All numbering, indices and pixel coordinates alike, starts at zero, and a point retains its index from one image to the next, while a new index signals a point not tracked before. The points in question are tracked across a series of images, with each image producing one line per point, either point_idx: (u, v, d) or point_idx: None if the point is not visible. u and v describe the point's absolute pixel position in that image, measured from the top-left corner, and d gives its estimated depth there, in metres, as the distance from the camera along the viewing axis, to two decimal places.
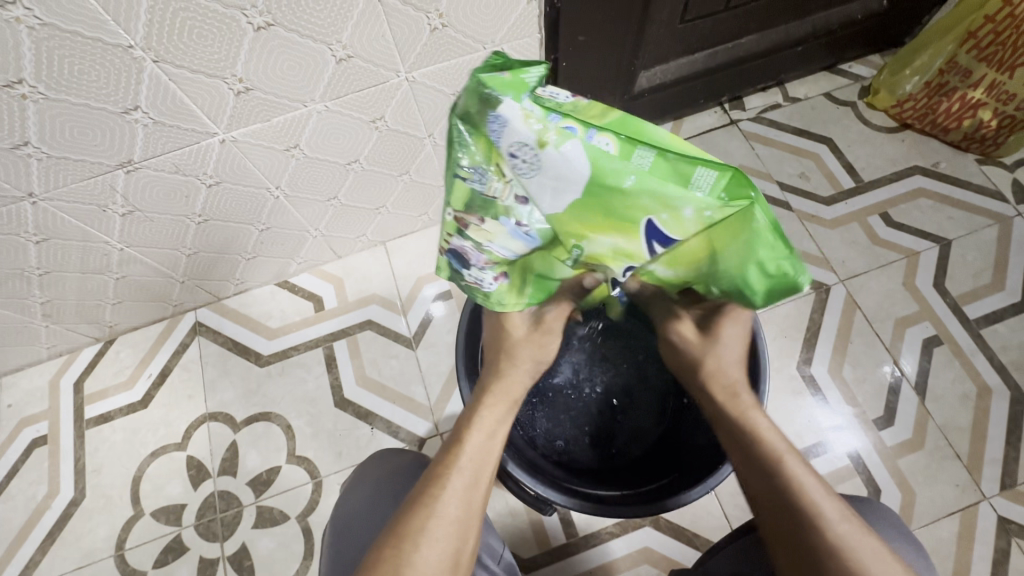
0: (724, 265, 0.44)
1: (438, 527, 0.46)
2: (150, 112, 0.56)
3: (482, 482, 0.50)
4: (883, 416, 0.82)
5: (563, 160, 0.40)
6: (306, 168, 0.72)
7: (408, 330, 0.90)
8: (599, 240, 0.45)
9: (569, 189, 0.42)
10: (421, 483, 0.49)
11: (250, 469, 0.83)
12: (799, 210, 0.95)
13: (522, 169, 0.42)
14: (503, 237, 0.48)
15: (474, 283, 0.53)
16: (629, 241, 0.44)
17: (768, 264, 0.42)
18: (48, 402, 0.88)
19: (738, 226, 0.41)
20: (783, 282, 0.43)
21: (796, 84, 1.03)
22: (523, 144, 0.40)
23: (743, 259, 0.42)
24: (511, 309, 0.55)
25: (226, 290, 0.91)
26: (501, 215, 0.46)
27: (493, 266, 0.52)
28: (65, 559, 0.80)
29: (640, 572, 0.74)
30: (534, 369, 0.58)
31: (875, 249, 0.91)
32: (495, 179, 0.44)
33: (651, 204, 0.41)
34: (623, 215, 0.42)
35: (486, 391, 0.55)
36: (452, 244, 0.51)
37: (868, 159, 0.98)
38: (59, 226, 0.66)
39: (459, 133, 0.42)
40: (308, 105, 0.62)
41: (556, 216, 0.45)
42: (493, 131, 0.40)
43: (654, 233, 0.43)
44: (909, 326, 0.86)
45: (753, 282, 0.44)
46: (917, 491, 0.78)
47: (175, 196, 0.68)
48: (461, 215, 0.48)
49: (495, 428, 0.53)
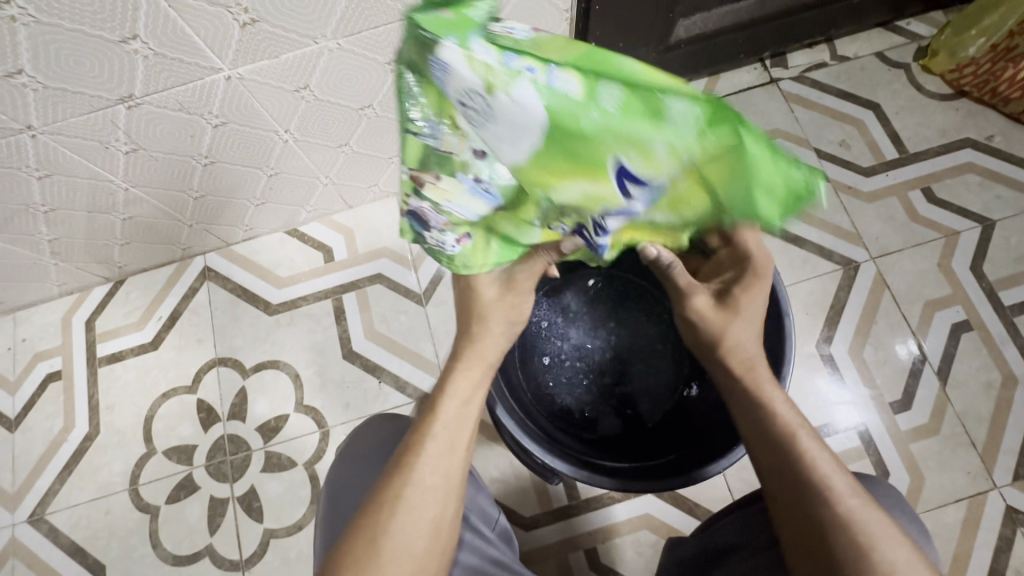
0: (728, 203, 0.36)
1: (418, 493, 0.46)
2: (149, 43, 0.52)
3: (463, 447, 0.49)
4: (901, 400, 0.79)
5: (515, 104, 0.34)
6: (315, 111, 0.68)
7: (419, 287, 0.88)
8: (565, 188, 0.38)
9: (525, 135, 0.35)
10: (397, 452, 0.48)
11: (259, 415, 0.84)
12: (835, 179, 0.89)
13: (476, 119, 0.36)
14: (462, 196, 0.44)
15: (439, 247, 0.49)
16: (598, 187, 0.37)
17: (774, 184, 0.34)
18: (61, 338, 0.89)
19: (728, 160, 0.34)
20: (793, 203, 0.35)
21: (846, 42, 0.95)
22: (472, 91, 0.34)
23: (747, 193, 0.35)
24: (478, 270, 0.51)
25: (235, 235, 0.89)
26: (457, 171, 0.42)
27: (453, 227, 0.47)
28: (82, 490, 0.83)
29: (640, 538, 0.75)
30: (509, 331, 0.56)
31: (912, 226, 0.86)
32: (446, 136, 0.40)
33: (618, 145, 0.34)
34: (586, 160, 0.36)
35: (459, 356, 0.54)
36: (411, 208, 0.47)
37: (916, 129, 0.91)
38: (62, 161, 0.64)
39: (406, 90, 0.39)
40: (320, 42, 0.58)
41: (517, 168, 0.38)
42: (437, 76, 0.35)
43: (624, 172, 0.36)
44: (940, 309, 0.83)
45: (757, 216, 0.36)
46: (927, 476, 0.76)
47: (179, 135, 0.65)
48: (416, 173, 0.43)
49: (471, 393, 0.52)
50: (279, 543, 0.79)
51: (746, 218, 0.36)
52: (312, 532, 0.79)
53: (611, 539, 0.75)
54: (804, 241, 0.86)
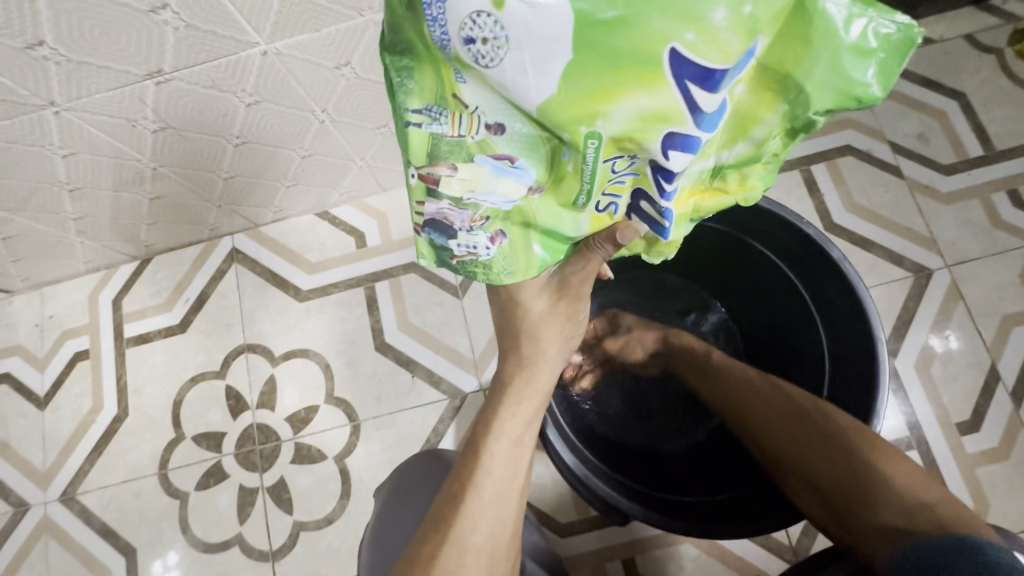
0: (811, 85, 0.28)
1: (459, 558, 0.42)
2: (181, 14, 0.47)
3: (513, 497, 0.46)
4: (969, 421, 0.74)
5: (534, 11, 0.26)
6: (356, 90, 0.62)
7: (455, 278, 0.84)
8: (617, 112, 0.29)
9: (556, 51, 0.27)
10: (441, 503, 0.45)
11: (289, 405, 0.82)
12: (910, 178, 0.82)
13: (488, 55, 0.28)
14: (488, 182, 0.33)
15: (469, 256, 0.37)
16: (655, 96, 0.28)
17: (859, 42, 0.27)
18: (88, 317, 0.87)
19: (797, 22, 0.27)
20: (889, 42, 0.27)
21: (932, 22, 0.86)
22: (478, 13, 0.27)
23: (831, 61, 0.27)
24: (522, 278, 0.38)
25: (263, 216, 0.85)
26: (475, 154, 0.33)
27: (485, 223, 0.35)
28: (112, 472, 0.82)
29: (681, 551, 0.72)
30: (561, 350, 0.51)
31: (994, 232, 0.79)
32: (452, 118, 0.32)
33: (669, 23, 0.26)
34: (635, 60, 0.27)
35: (507, 388, 0.49)
36: (427, 216, 0.36)
37: (1005, 123, 0.83)
38: (88, 139, 0.60)
39: (398, 76, 0.32)
40: (365, 15, 0.52)
41: (548, 108, 0.29)
42: (434, 23, 0.28)
43: (682, 68, 0.27)
44: (1018, 325, 0.76)
45: (855, 67, 0.27)
46: (993, 503, 0.71)
47: (209, 113, 0.60)
48: (425, 172, 0.34)
49: (522, 432, 0.48)
50: (308, 536, 0.77)
51: (837, 95, 0.28)
52: (342, 527, 0.77)
53: (650, 550, 0.73)
54: (872, 244, 0.80)
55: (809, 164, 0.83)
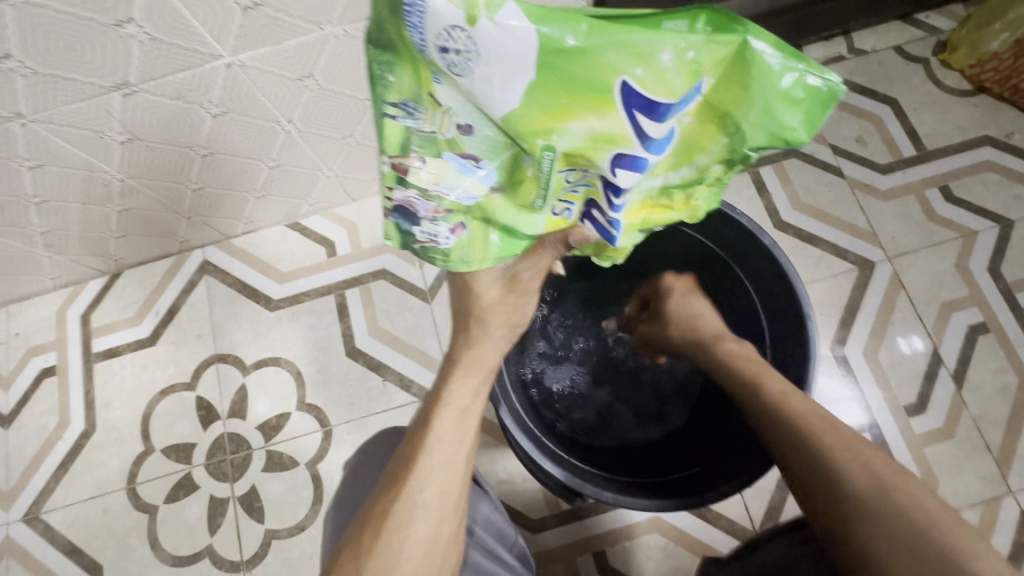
0: (747, 124, 0.32)
1: (407, 516, 0.42)
2: (146, 27, 0.49)
3: (460, 462, 0.46)
4: (915, 404, 0.78)
5: (503, 32, 0.30)
6: (320, 101, 0.65)
7: (424, 283, 0.86)
8: (571, 130, 0.33)
9: (517, 69, 0.31)
10: (391, 467, 0.45)
11: (261, 414, 0.82)
12: (850, 176, 0.87)
13: (457, 67, 0.32)
14: (453, 177, 0.37)
15: (430, 243, 0.40)
16: (606, 120, 0.33)
17: (790, 91, 0.31)
18: (55, 333, 0.87)
19: (737, 68, 0.31)
20: (815, 97, 0.31)
21: (864, 34, 0.93)
22: (449, 27, 0.30)
23: (764, 106, 0.31)
24: (479, 269, 0.41)
25: (234, 228, 0.87)
26: (443, 150, 0.37)
27: (447, 214, 0.38)
28: (79, 488, 0.81)
29: (649, 541, 0.74)
30: (509, 335, 0.52)
31: (928, 225, 0.84)
32: (426, 113, 0.35)
33: (621, 58, 0.31)
34: (588, 87, 0.32)
35: (456, 362, 0.50)
36: (395, 201, 0.39)
37: (934, 125, 0.89)
38: (54, 151, 0.61)
39: (379, 70, 0.34)
40: (325, 29, 0.55)
41: (510, 119, 0.33)
42: (412, 29, 0.31)
43: (631, 98, 0.32)
44: (956, 310, 0.81)
45: (781, 114, 0.31)
46: (941, 480, 0.75)
47: (177, 124, 0.62)
48: (398, 161, 0.37)
49: (471, 402, 0.48)
50: (280, 544, 0.77)
51: (768, 136, 0.32)
52: (315, 533, 0.77)
53: (620, 542, 0.74)
54: (819, 240, 0.84)
55: (757, 166, 0.87)
